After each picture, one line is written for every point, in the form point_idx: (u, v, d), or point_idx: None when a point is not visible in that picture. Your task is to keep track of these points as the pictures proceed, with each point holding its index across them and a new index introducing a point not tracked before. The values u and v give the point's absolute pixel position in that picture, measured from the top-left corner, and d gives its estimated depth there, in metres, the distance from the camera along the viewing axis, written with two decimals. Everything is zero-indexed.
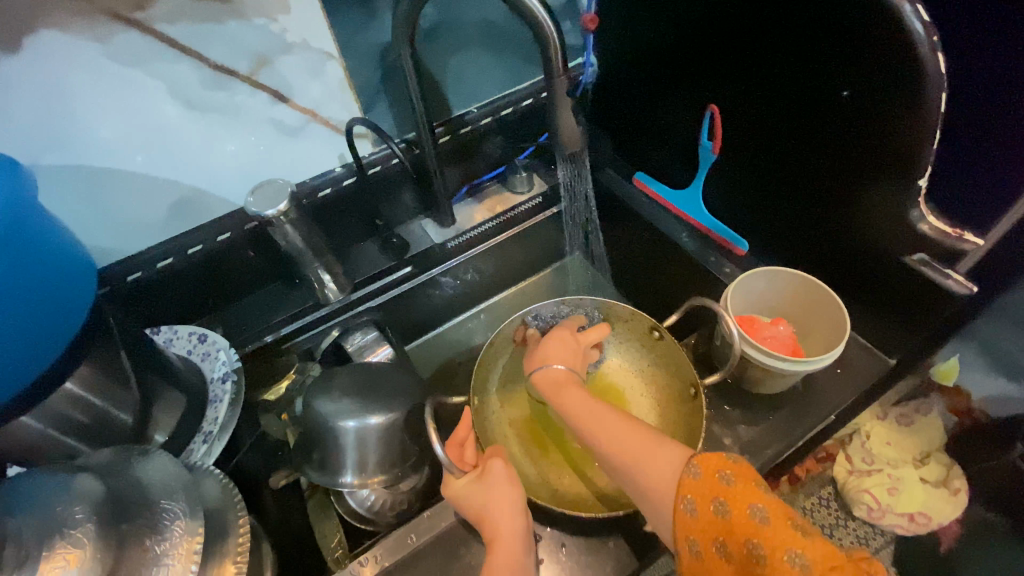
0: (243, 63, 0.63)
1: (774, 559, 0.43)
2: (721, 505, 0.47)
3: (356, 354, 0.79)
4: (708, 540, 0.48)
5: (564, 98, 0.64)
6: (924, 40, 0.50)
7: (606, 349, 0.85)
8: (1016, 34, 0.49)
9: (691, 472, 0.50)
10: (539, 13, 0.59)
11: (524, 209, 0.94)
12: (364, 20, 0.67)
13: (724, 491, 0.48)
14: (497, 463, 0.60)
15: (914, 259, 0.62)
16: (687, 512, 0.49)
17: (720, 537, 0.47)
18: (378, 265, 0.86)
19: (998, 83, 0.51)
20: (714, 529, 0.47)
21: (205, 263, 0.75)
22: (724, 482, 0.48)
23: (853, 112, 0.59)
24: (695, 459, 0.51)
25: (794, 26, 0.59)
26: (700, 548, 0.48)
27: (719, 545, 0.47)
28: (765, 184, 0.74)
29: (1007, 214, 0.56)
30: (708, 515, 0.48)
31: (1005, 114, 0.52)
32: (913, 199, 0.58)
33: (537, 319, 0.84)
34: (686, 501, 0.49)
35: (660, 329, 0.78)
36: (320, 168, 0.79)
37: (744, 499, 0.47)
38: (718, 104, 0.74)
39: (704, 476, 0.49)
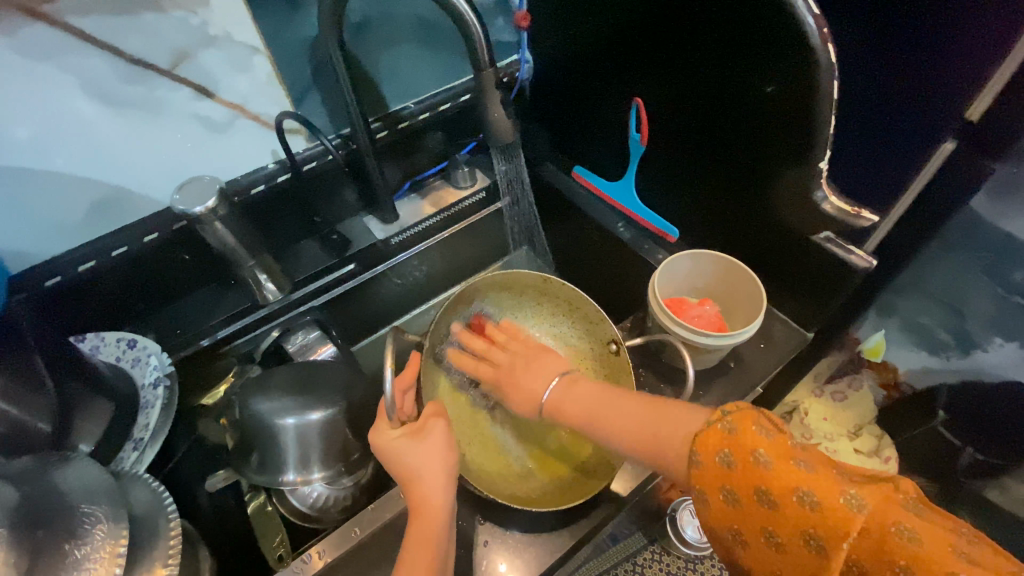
0: (163, 58, 0.61)
1: (782, 499, 0.37)
2: (763, 456, 0.38)
3: (298, 354, 0.79)
4: (716, 492, 0.40)
5: (493, 90, 0.66)
6: (816, 33, 0.54)
7: (557, 337, 0.83)
8: (895, 24, 0.53)
9: (695, 457, 0.41)
10: (464, 8, 0.60)
11: (467, 205, 0.95)
12: (291, 13, 0.67)
13: (729, 440, 0.40)
14: (435, 423, 0.60)
15: (821, 237, 0.67)
16: (695, 466, 0.41)
17: (729, 487, 0.39)
18: (318, 262, 0.86)
19: (883, 72, 0.57)
20: (722, 479, 0.40)
21: (132, 266, 0.72)
22: (727, 430, 0.40)
23: (764, 100, 0.62)
24: (711, 420, 0.42)
25: (707, 20, 0.63)
26: (711, 497, 0.41)
27: (730, 494, 0.39)
28: (690, 175, 0.78)
29: (910, 187, 0.64)
30: (718, 466, 0.40)
31: (889, 100, 0.58)
32: (816, 181, 0.63)
33: (514, 284, 0.83)
34: (702, 491, 0.41)
35: (620, 345, 0.76)
36: (252, 165, 0.77)
37: (751, 446, 0.39)
38: (642, 96, 0.77)
39: (705, 454, 0.41)
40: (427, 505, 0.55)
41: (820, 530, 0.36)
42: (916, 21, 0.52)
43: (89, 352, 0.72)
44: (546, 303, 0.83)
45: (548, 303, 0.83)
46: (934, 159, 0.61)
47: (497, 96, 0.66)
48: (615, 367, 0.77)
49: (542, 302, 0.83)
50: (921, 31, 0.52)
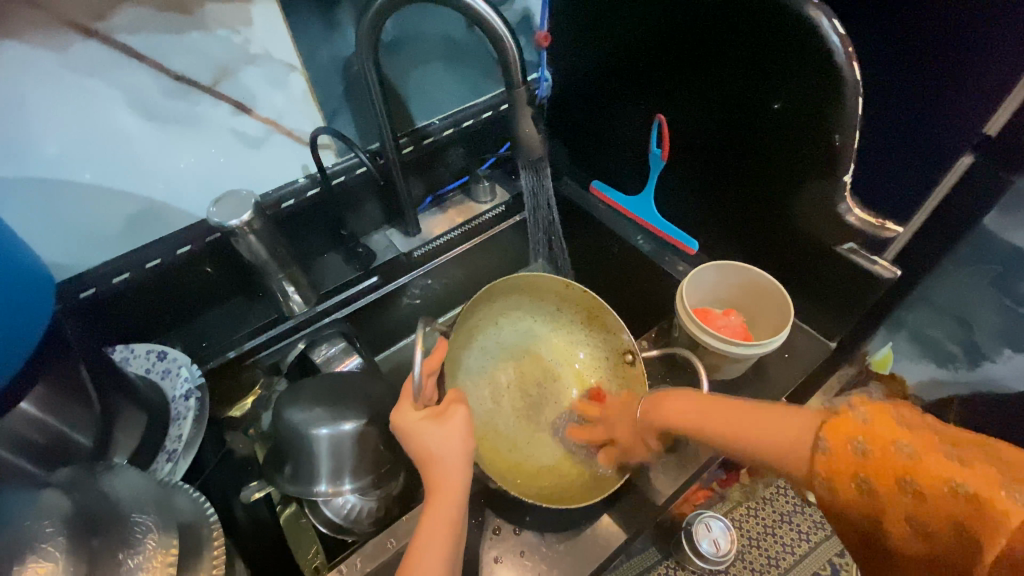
0: (205, 74, 0.63)
1: (934, 493, 0.41)
2: (904, 446, 0.43)
3: (325, 365, 0.80)
4: (847, 479, 0.45)
5: (525, 107, 0.67)
6: (841, 52, 0.57)
7: (573, 340, 0.85)
8: (922, 43, 0.56)
9: (820, 445, 0.47)
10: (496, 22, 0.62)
11: (487, 218, 0.97)
12: (327, 32, 0.69)
13: (863, 428, 0.45)
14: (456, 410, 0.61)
15: (845, 248, 0.69)
16: (820, 452, 0.46)
17: (863, 476, 0.44)
18: (343, 275, 0.88)
19: (904, 87, 0.59)
20: (855, 468, 0.44)
21: (164, 278, 0.73)
22: (860, 419, 0.45)
23: (788, 116, 0.64)
24: (820, 429, 0.47)
25: (732, 40, 0.65)
26: (832, 449, 0.46)
27: (863, 484, 0.44)
28: (712, 189, 0.80)
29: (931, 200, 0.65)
30: (848, 458, 0.45)
31: (910, 118, 0.60)
32: (839, 194, 0.64)
33: (538, 288, 0.84)
34: (820, 477, 0.46)
35: (635, 355, 0.77)
36: (282, 178, 0.78)
37: (887, 436, 0.44)
38: (665, 113, 0.79)
39: (837, 442, 0.46)
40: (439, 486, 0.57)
41: (974, 521, 0.39)
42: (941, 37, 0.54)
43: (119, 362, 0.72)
44: (566, 309, 0.84)
45: (567, 308, 0.84)
46: (953, 172, 0.62)
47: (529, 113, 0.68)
48: (628, 374, 0.79)
49: (562, 307, 0.85)
50: (947, 44, 0.54)
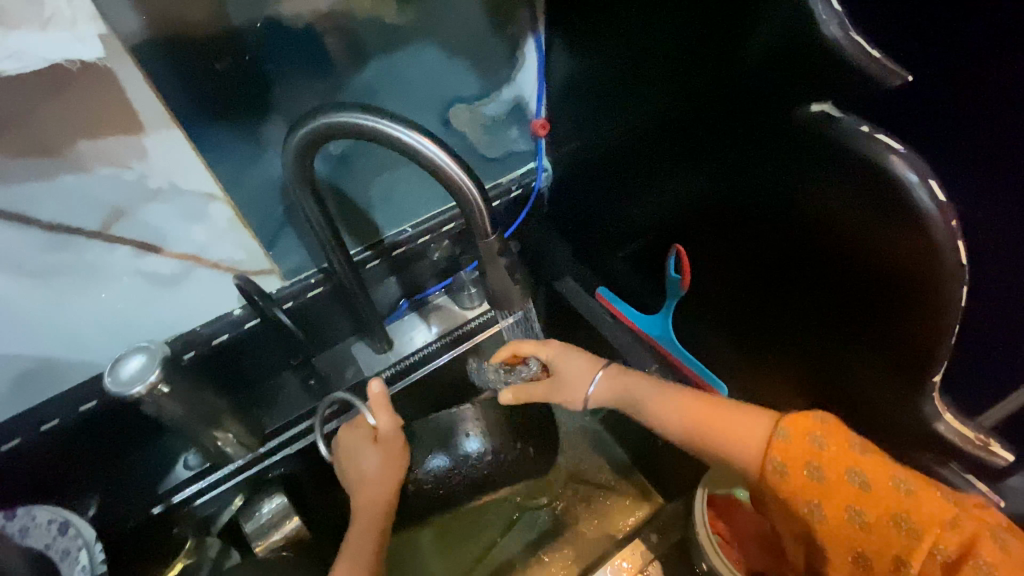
0: (93, 219, 0.51)
1: (880, 524, 0.40)
2: (858, 472, 0.41)
3: (259, 535, 0.67)
4: (800, 466, 0.43)
5: (498, 258, 0.52)
6: (940, 225, 0.39)
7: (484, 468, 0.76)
8: None
9: (781, 432, 0.45)
10: (440, 161, 0.46)
11: (474, 326, 0.78)
12: (255, 155, 0.56)
13: (821, 425, 0.44)
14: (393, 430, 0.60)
15: (925, 457, 0.50)
16: (778, 438, 0.45)
17: (814, 464, 0.43)
18: (296, 407, 0.72)
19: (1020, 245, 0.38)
20: (809, 456, 0.43)
21: (67, 439, 0.61)
22: (820, 418, 0.44)
23: (855, 283, 0.47)
24: (781, 419, 0.46)
25: (769, 166, 0.49)
26: (790, 471, 0.44)
27: (813, 472, 0.43)
28: (744, 335, 0.63)
29: None
30: (806, 449, 0.43)
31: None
32: (925, 395, 0.47)
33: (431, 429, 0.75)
34: (775, 460, 0.44)
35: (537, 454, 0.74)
36: (212, 311, 0.65)
37: (844, 435, 0.43)
38: (686, 246, 0.65)
39: (796, 432, 0.44)
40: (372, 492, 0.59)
41: (915, 519, 0.39)
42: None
43: (14, 537, 0.57)
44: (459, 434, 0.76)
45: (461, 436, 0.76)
46: None
47: (505, 265, 0.52)
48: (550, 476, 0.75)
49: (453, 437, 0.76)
50: None
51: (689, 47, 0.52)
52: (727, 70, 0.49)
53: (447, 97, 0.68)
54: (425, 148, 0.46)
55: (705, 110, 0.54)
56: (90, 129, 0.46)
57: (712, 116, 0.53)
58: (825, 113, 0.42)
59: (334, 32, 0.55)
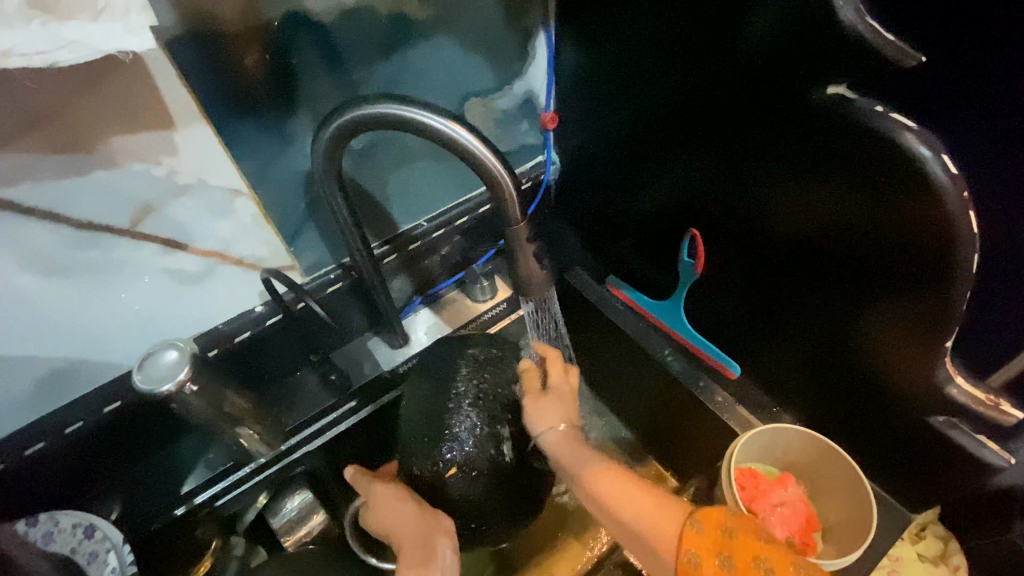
0: (123, 216, 0.51)
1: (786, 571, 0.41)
2: (764, 563, 0.42)
3: (286, 530, 0.68)
4: (711, 554, 0.44)
5: (526, 244, 0.53)
6: (953, 197, 0.42)
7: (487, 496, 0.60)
8: None
9: (695, 523, 0.46)
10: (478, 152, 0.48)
11: (488, 317, 0.80)
12: (279, 150, 0.57)
13: (732, 516, 0.46)
14: (382, 487, 0.59)
15: (937, 420, 0.54)
16: (694, 529, 0.46)
17: (724, 554, 0.43)
18: (315, 403, 0.70)
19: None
20: (717, 546, 0.44)
21: (91, 441, 0.60)
22: (732, 511, 0.47)
23: (868, 256, 0.50)
24: (694, 512, 0.48)
25: (779, 148, 0.52)
26: (702, 562, 0.44)
27: (723, 561, 0.43)
28: (757, 315, 0.65)
29: None
30: (717, 541, 0.44)
31: None
32: (940, 360, 0.49)
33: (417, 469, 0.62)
34: (689, 553, 0.44)
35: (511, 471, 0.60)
36: (233, 309, 0.65)
37: (751, 523, 0.46)
38: (700, 229, 0.66)
39: (708, 524, 0.46)
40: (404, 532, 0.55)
41: None
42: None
43: (39, 542, 0.56)
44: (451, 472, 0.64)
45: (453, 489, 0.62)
46: None
47: (531, 250, 0.54)
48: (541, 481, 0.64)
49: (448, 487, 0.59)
50: None
51: (695, 34, 0.54)
52: (727, 60, 0.52)
53: (460, 92, 0.71)
54: (462, 139, 0.47)
55: (712, 96, 0.55)
56: (127, 125, 0.47)
57: (715, 100, 0.55)
58: (842, 95, 0.45)
59: (352, 26, 0.56)
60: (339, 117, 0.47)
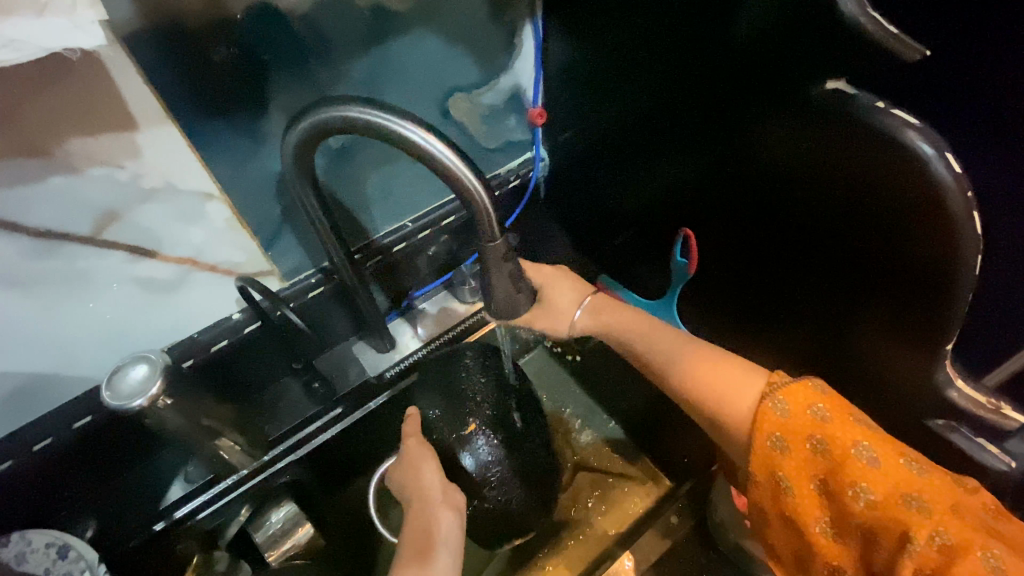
0: (83, 223, 0.49)
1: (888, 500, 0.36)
2: (865, 448, 0.38)
3: (269, 543, 0.64)
4: (800, 440, 0.40)
5: (500, 266, 0.47)
6: (957, 197, 0.40)
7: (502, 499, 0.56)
8: None
9: (775, 442, 0.41)
10: (448, 160, 0.44)
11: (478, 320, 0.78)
12: (253, 150, 0.54)
13: (816, 408, 0.40)
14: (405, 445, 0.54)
15: (936, 423, 0.52)
16: (777, 413, 0.41)
17: (818, 436, 0.39)
18: (297, 412, 0.68)
19: None
20: (810, 428, 0.40)
21: (62, 457, 0.57)
22: (821, 389, 0.41)
23: (866, 256, 0.48)
24: (778, 384, 0.42)
25: (774, 145, 0.50)
26: (788, 445, 0.40)
27: (817, 444, 0.39)
28: (751, 315, 0.64)
29: None
30: (804, 454, 0.40)
31: None
32: (939, 363, 0.48)
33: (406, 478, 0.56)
34: (774, 437, 0.41)
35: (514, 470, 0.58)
36: (209, 317, 0.62)
37: (845, 423, 0.39)
38: (693, 228, 0.64)
39: (796, 404, 0.41)
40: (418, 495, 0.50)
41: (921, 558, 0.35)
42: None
43: (11, 564, 0.53)
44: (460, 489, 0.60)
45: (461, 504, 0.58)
46: None
47: (506, 272, 0.47)
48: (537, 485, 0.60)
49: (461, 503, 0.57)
50: None
51: (687, 27, 0.52)
52: (720, 55, 0.50)
53: (443, 87, 0.68)
54: (433, 144, 0.43)
55: (705, 89, 0.53)
56: (82, 126, 0.44)
57: (708, 95, 0.53)
58: (841, 90, 0.42)
59: (326, 20, 0.53)
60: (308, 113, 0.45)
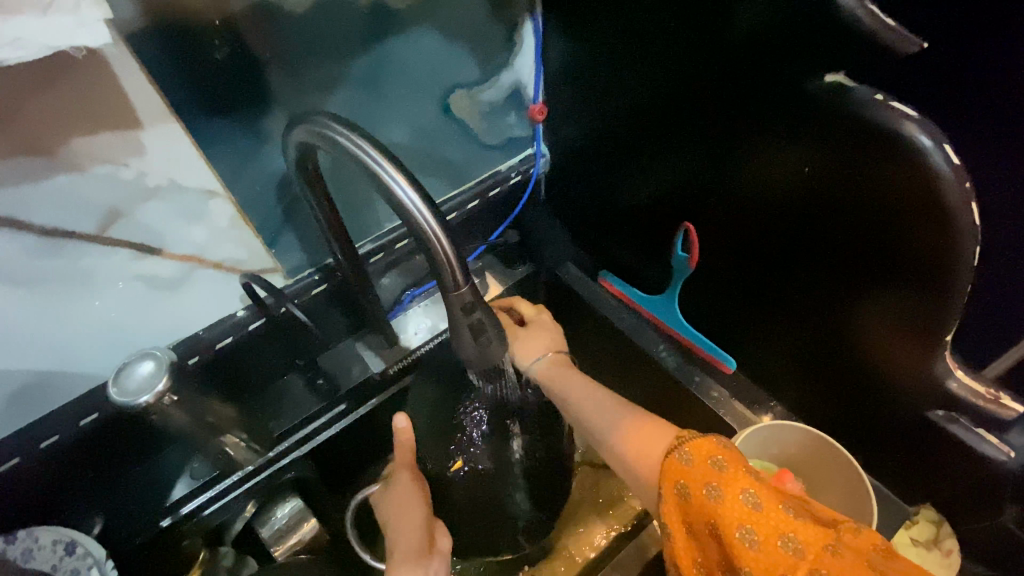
0: (87, 222, 0.49)
1: (768, 544, 0.35)
2: (714, 489, 0.38)
3: (275, 538, 0.66)
4: (699, 488, 0.39)
5: (461, 316, 0.47)
6: (955, 188, 0.41)
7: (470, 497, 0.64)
8: None
9: (683, 493, 0.40)
10: (408, 200, 0.42)
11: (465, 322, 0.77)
12: (255, 148, 0.55)
13: (728, 452, 0.40)
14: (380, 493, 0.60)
15: (938, 416, 0.52)
16: (682, 464, 0.41)
17: (713, 524, 0.38)
18: (301, 409, 0.68)
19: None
20: (708, 477, 0.39)
21: (68, 454, 0.58)
22: (728, 446, 0.40)
23: (868, 248, 0.48)
24: (687, 438, 0.42)
25: (772, 138, 0.50)
26: (691, 492, 0.40)
27: (713, 533, 0.38)
28: (751, 309, 0.64)
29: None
30: (704, 478, 0.39)
31: None
32: (939, 353, 0.48)
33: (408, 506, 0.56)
34: (681, 489, 0.40)
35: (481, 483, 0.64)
36: (213, 314, 0.63)
37: (740, 482, 0.38)
38: (694, 222, 0.65)
39: (699, 458, 0.40)
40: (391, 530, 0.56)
41: None
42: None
43: (19, 560, 0.53)
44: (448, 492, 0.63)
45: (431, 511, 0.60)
46: None
47: (466, 322, 0.47)
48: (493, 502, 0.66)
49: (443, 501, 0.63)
50: None
51: (685, 22, 0.52)
52: (718, 50, 0.50)
53: (443, 84, 0.68)
54: (394, 182, 0.42)
55: (704, 85, 0.53)
56: (87, 125, 0.45)
57: (706, 89, 0.53)
58: (839, 83, 0.43)
59: (326, 18, 0.54)
60: (304, 120, 0.45)
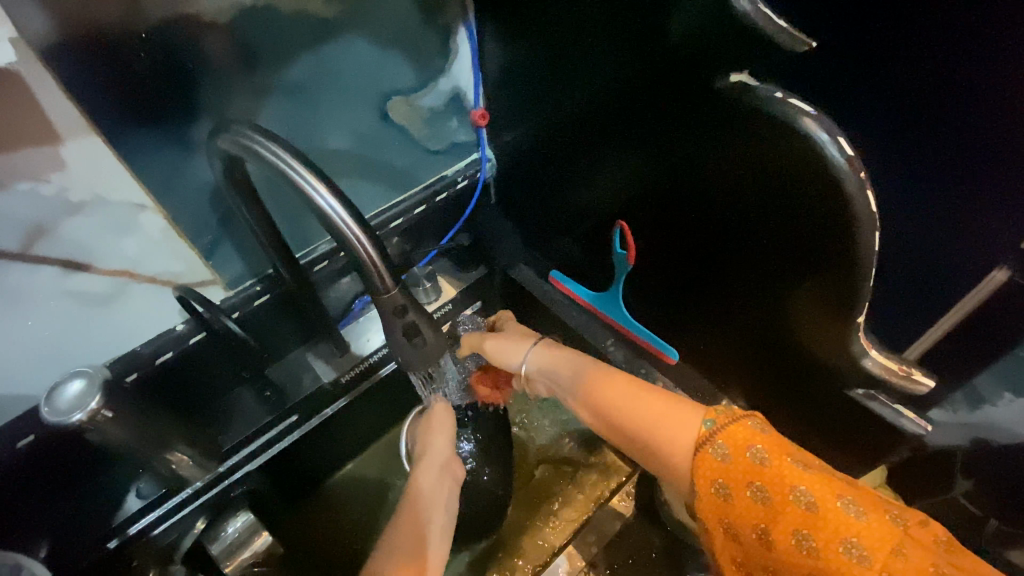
0: (11, 239, 0.48)
1: (780, 498, 0.40)
2: (760, 452, 0.42)
3: (227, 555, 0.63)
4: (743, 486, 0.42)
5: (394, 319, 0.48)
6: (850, 177, 0.43)
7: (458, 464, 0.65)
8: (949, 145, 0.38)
9: (721, 491, 0.43)
10: (329, 209, 0.43)
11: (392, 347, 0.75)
12: (186, 161, 0.55)
13: (762, 437, 0.43)
14: (441, 406, 0.66)
15: (858, 393, 0.56)
16: (717, 459, 0.44)
17: (758, 484, 0.41)
18: (252, 422, 0.67)
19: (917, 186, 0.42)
20: (751, 475, 0.42)
21: (5, 478, 0.56)
22: (758, 429, 0.44)
23: (781, 238, 0.51)
24: (718, 432, 0.45)
25: (690, 136, 0.52)
26: (731, 457, 0.43)
27: (720, 490, 0.43)
28: (688, 302, 0.66)
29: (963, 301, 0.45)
30: (742, 464, 0.42)
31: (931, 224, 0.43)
32: (854, 335, 0.51)
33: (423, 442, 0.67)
34: (717, 485, 0.43)
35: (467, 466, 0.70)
36: (153, 328, 0.62)
37: (786, 448, 0.42)
38: (628, 219, 0.67)
39: (736, 450, 0.43)
40: (429, 459, 0.62)
41: (771, 523, 0.40)
42: (964, 152, 0.39)
43: None
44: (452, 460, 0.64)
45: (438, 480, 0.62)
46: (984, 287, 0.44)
47: (401, 325, 0.48)
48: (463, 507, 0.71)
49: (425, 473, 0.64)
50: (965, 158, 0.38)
51: (606, 26, 0.54)
52: (636, 53, 0.52)
53: (383, 92, 0.69)
54: (315, 192, 0.43)
55: (628, 88, 0.55)
56: (5, 142, 0.44)
57: (629, 88, 0.55)
58: (744, 82, 0.45)
59: (254, 28, 0.54)
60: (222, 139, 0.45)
